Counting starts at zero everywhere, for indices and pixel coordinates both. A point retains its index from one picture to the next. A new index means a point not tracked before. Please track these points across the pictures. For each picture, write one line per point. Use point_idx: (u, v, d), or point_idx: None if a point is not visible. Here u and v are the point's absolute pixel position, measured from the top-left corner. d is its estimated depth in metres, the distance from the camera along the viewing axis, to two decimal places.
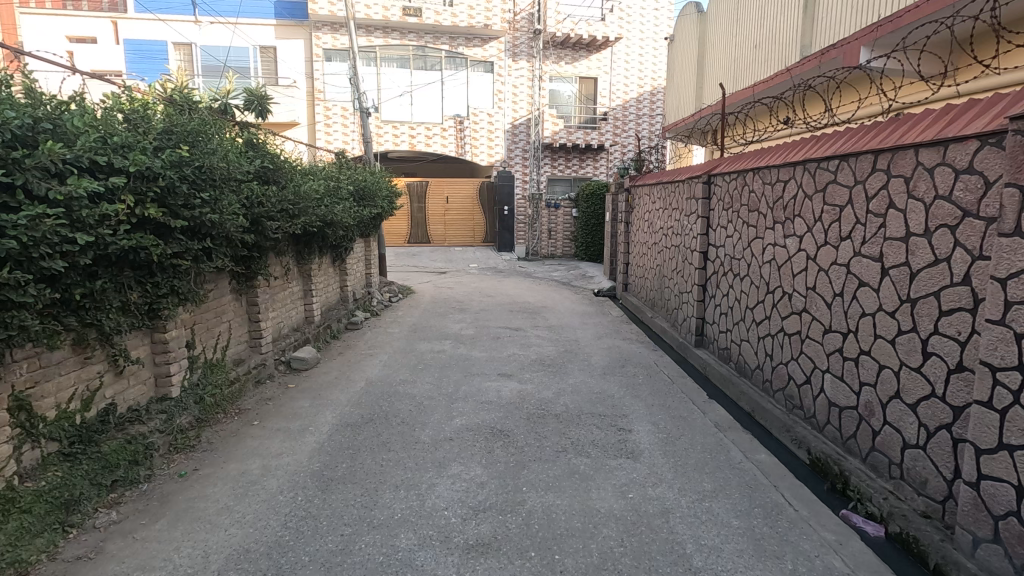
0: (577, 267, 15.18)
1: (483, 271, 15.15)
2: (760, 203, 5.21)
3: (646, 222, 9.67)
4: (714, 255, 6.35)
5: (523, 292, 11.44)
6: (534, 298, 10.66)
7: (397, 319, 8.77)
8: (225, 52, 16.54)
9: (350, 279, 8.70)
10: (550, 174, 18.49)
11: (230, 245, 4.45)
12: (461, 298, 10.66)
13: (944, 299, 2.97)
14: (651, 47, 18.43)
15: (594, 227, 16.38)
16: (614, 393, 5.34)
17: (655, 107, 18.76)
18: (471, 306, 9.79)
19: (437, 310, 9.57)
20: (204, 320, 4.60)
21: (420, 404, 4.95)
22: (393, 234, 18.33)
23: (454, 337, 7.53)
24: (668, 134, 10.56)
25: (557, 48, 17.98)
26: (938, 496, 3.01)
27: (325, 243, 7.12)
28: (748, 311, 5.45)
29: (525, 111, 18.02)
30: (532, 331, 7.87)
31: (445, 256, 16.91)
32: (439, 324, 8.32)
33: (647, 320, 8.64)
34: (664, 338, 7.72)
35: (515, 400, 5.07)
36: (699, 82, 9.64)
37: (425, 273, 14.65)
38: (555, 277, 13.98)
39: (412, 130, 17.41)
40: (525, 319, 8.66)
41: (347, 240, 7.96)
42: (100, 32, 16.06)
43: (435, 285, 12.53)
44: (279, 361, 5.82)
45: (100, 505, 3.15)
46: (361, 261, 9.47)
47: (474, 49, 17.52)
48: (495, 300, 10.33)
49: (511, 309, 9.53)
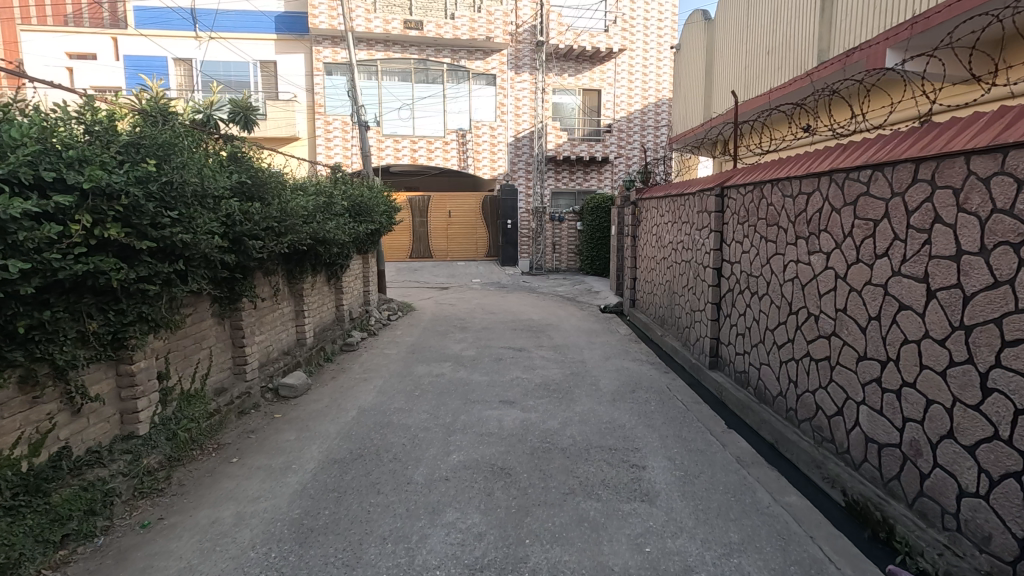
0: (583, 282, 14.82)
1: (486, 286, 14.80)
2: (780, 217, 4.84)
3: (655, 235, 9.31)
4: (729, 272, 5.97)
5: (527, 308, 11.06)
6: (538, 315, 10.28)
7: (396, 339, 8.41)
8: (224, 68, 16.41)
9: (347, 297, 8.36)
10: (554, 188, 18.18)
11: (208, 266, 4.14)
12: (463, 316, 10.29)
13: (1007, 327, 2.60)
14: (654, 59, 18.24)
15: (600, 240, 16.03)
16: (625, 423, 4.94)
17: (660, 118, 18.48)
18: (473, 324, 9.42)
19: (437, 328, 9.21)
20: (180, 348, 4.27)
21: (415, 437, 4.56)
22: (394, 249, 17.98)
23: (455, 358, 7.15)
24: (675, 145, 10.25)
25: (560, 61, 17.77)
26: (1007, 555, 2.61)
27: (319, 260, 6.79)
28: (768, 333, 5.06)
29: (528, 124, 17.82)
30: (536, 351, 7.48)
31: (448, 271, 16.57)
32: (439, 345, 7.94)
33: (658, 339, 8.25)
34: (676, 358, 7.33)
35: (518, 432, 4.68)
36: (708, 92, 9.35)
37: (427, 289, 14.31)
38: (561, 292, 13.61)
39: (414, 144, 17.21)
40: (529, 338, 8.28)
41: (343, 257, 7.64)
42: (100, 49, 15.98)
43: (436, 302, 12.17)
44: (267, 388, 5.47)
45: (45, 566, 2.77)
46: (359, 278, 9.15)
47: (476, 62, 17.35)
48: (498, 318, 9.95)
49: (514, 327, 9.15)
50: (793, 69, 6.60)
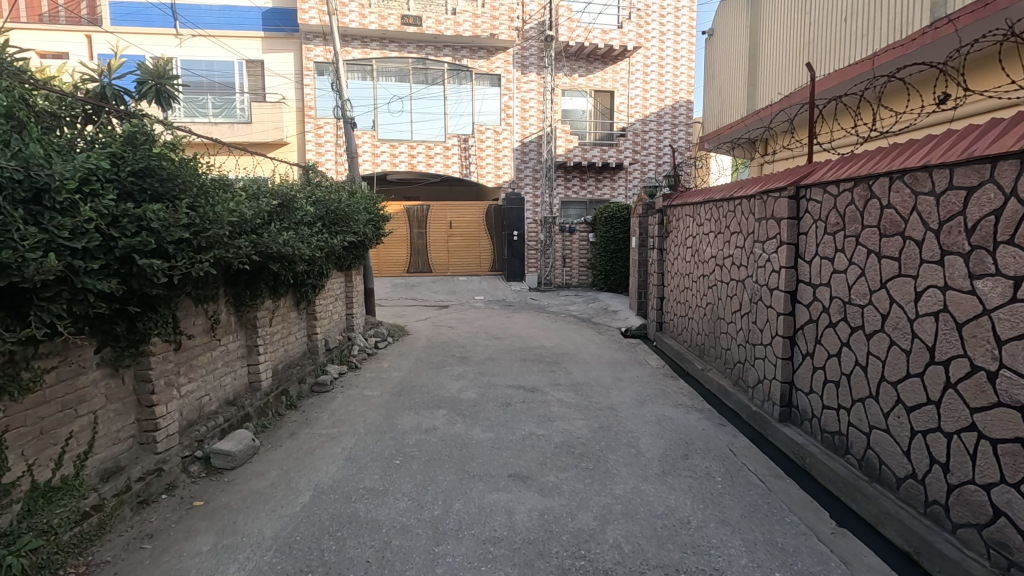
0: (596, 299, 13.37)
1: (490, 304, 13.39)
2: (905, 223, 3.44)
3: (689, 247, 7.90)
4: (811, 298, 4.56)
5: (537, 332, 9.62)
6: (550, 341, 8.84)
7: (381, 374, 6.95)
8: (207, 66, 15.06)
9: (322, 324, 6.96)
10: (563, 197, 16.74)
11: (76, 299, 2.79)
12: (462, 342, 8.83)
13: None
14: (671, 59, 16.97)
15: (615, 253, 14.61)
16: (689, 517, 3.48)
17: (677, 122, 17.13)
18: (474, 353, 7.98)
19: (432, 359, 7.77)
20: (30, 422, 2.83)
21: (387, 548, 3.10)
22: (390, 263, 16.44)
23: (451, 404, 5.71)
24: (712, 144, 8.89)
25: (569, 60, 16.51)
26: None
27: (279, 280, 5.40)
28: (885, 386, 3.64)
29: (535, 128, 16.52)
30: (552, 394, 6.01)
31: (449, 287, 15.15)
32: (433, 383, 6.50)
33: (697, 374, 6.86)
34: (727, 402, 5.88)
35: (537, 537, 3.21)
36: (755, 79, 7.97)
37: (425, 308, 12.90)
38: (573, 311, 12.17)
39: (411, 149, 15.90)
40: (542, 374, 6.84)
41: (315, 275, 6.25)
42: (73, 47, 14.77)
43: (432, 324, 10.73)
44: (194, 458, 4.02)
45: None
46: (339, 299, 7.74)
47: (479, 61, 16.06)
48: (503, 345, 8.49)
49: (523, 358, 7.69)
50: (894, 31, 5.19)
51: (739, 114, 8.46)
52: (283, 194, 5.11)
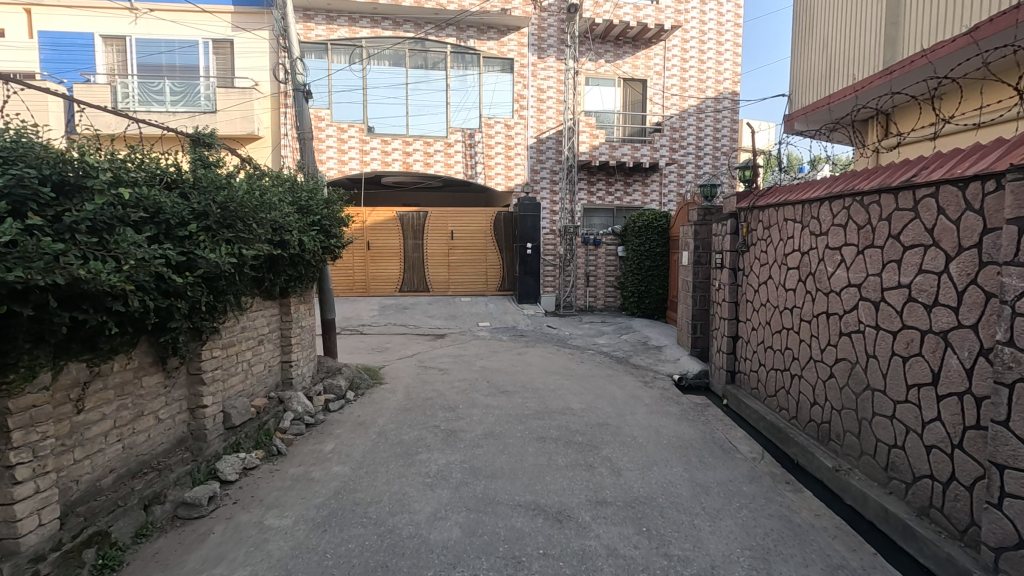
0: (630, 328, 10.69)
1: (498, 333, 10.74)
2: None
3: (792, 269, 5.24)
4: None
5: (558, 383, 6.94)
6: (580, 400, 6.16)
7: (311, 472, 4.29)
8: (167, 46, 12.83)
9: (223, 387, 4.37)
10: (586, 204, 14.08)
11: None
12: (452, 400, 6.16)
13: None
14: (713, 42, 14.41)
15: (649, 271, 11.97)
16: None
17: (720, 116, 14.50)
18: (468, 425, 5.33)
19: (404, 433, 5.14)
20: None
21: None
22: (380, 279, 13.76)
23: (413, 561, 3.08)
24: (823, 121, 6.23)
25: (595, 43, 14.00)
26: None
27: (84, 331, 2.86)
28: None
29: (553, 123, 13.97)
30: (597, 536, 3.35)
31: (449, 310, 12.52)
32: (394, 497, 3.86)
33: (829, 479, 4.19)
34: (925, 562, 3.17)
35: None
36: (897, 12, 5.35)
37: (416, 338, 10.29)
38: (603, 345, 9.50)
39: (406, 145, 13.42)
40: (577, 479, 4.17)
41: (193, 313, 3.71)
42: (9, 23, 12.42)
43: (419, 363, 8.10)
44: None
45: None
46: (264, 343, 5.16)
47: (488, 43, 13.64)
48: (511, 408, 5.83)
49: (541, 437, 5.02)
50: None
51: (865, 73, 5.83)
52: (48, 159, 2.62)
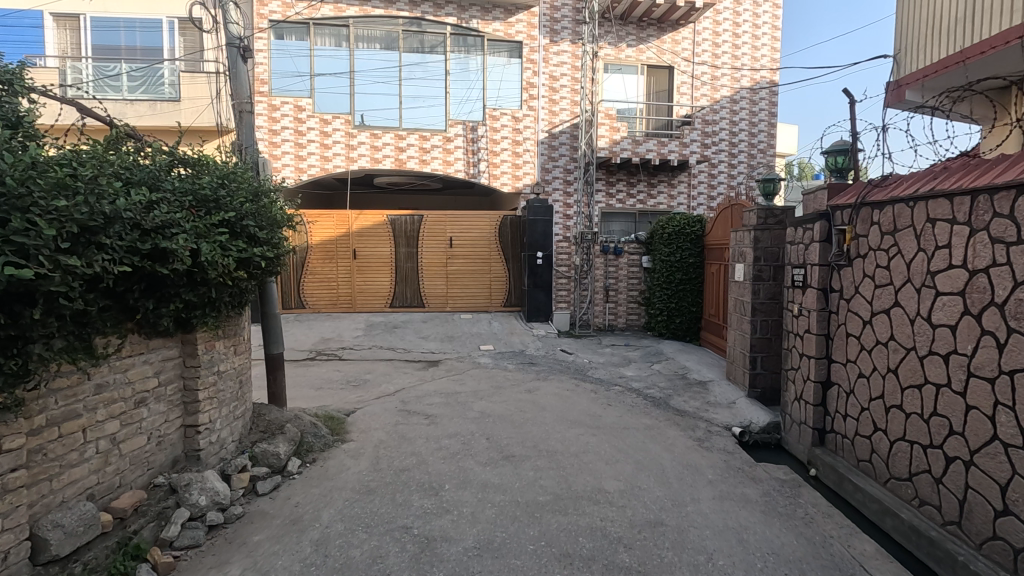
0: (661, 355, 8.87)
1: (502, 359, 8.96)
2: None
3: (952, 295, 3.42)
4: None
5: (582, 441, 5.15)
6: (618, 476, 4.36)
7: None
8: (126, 25, 11.19)
9: (38, 493, 2.64)
10: (604, 207, 12.27)
11: None
12: (435, 474, 4.35)
13: None
14: (749, 24, 12.65)
15: (681, 285, 10.16)
16: None
17: (756, 108, 12.74)
18: (455, 526, 3.56)
19: (355, 543, 3.36)
20: None
21: None
22: (368, 293, 12.03)
23: None
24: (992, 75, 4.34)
25: (616, 24, 12.27)
26: None
27: None
28: None
29: (568, 114, 12.23)
30: None
31: (445, 329, 10.75)
32: None
33: None
34: None
35: None
36: None
37: (404, 366, 8.53)
38: (631, 378, 7.69)
39: (399, 140, 11.72)
40: None
41: None
42: None
43: (399, 407, 6.29)
44: None
45: None
46: (150, 404, 3.43)
47: (493, 24, 11.95)
48: (519, 492, 4.04)
49: (565, 555, 3.24)
50: None
51: None
52: None
